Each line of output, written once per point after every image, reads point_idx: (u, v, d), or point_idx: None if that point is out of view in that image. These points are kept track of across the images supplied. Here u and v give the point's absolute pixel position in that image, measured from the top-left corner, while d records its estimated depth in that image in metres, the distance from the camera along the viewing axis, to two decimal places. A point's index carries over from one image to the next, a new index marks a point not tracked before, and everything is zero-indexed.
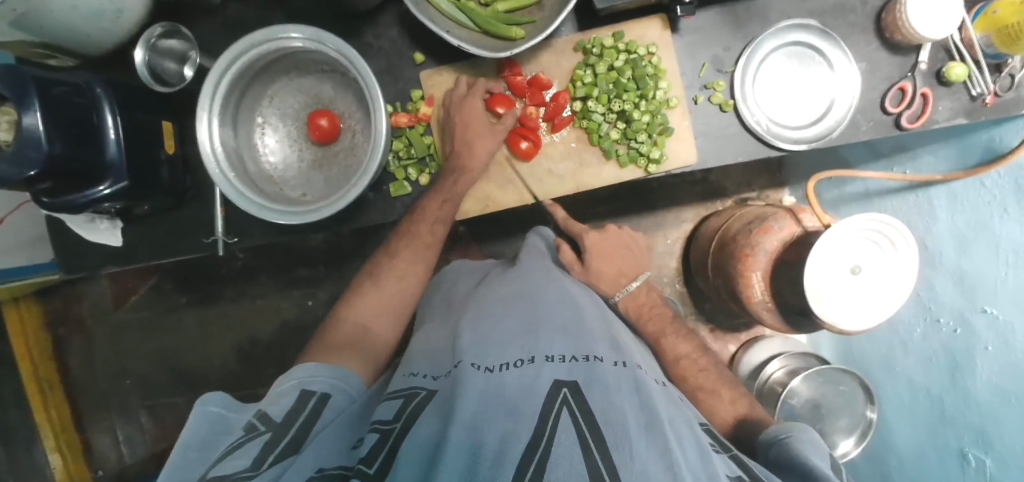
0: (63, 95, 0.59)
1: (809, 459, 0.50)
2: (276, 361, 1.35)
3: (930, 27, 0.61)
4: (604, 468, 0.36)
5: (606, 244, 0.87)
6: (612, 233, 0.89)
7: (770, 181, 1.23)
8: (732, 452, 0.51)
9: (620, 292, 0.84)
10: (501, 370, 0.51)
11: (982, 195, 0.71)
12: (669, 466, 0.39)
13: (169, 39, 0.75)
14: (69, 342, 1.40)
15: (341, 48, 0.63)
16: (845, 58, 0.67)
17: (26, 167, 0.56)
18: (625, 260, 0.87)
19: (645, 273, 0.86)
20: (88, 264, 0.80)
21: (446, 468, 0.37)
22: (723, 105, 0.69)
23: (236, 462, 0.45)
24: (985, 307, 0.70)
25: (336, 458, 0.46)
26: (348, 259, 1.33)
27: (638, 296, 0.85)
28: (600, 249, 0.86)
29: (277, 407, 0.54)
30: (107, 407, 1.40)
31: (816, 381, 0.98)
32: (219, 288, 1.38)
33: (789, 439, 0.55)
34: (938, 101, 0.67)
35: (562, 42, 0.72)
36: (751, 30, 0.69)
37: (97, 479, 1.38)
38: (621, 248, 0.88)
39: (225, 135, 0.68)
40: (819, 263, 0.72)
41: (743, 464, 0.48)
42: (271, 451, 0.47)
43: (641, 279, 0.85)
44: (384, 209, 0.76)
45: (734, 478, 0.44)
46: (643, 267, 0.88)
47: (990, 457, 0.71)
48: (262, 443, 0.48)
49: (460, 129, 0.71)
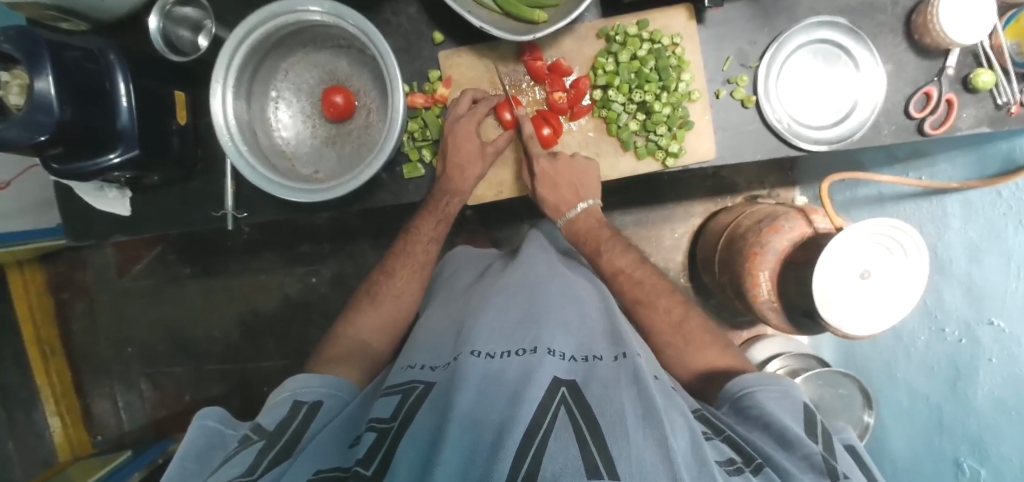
0: (74, 59, 0.58)
1: (786, 421, 0.50)
2: (277, 336, 1.36)
3: (961, 32, 0.59)
4: (599, 457, 0.37)
5: (557, 173, 0.72)
6: (562, 160, 0.72)
7: (781, 180, 1.22)
8: (725, 433, 0.50)
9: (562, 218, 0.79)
10: (501, 358, 0.51)
11: (997, 205, 0.70)
12: (665, 453, 0.39)
13: (184, 7, 0.74)
14: (71, 308, 1.41)
15: (361, 24, 0.61)
16: (872, 60, 0.66)
17: (36, 131, 0.55)
18: (573, 186, 0.74)
19: (590, 198, 0.76)
20: (95, 231, 0.80)
21: (444, 457, 0.37)
22: (745, 101, 0.68)
23: (230, 471, 0.45)
24: (992, 319, 0.70)
25: (335, 458, 0.46)
26: (353, 238, 1.32)
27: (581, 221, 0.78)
28: (545, 181, 0.73)
29: (270, 417, 0.56)
30: (107, 374, 1.41)
31: (817, 383, 0.96)
32: (223, 261, 1.38)
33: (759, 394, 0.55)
34: (963, 107, 0.66)
35: (584, 29, 0.71)
36: (778, 24, 0.68)
37: (97, 445, 1.40)
38: (568, 175, 0.73)
39: (238, 107, 0.67)
40: (828, 266, 0.71)
41: (737, 444, 0.48)
42: (266, 455, 0.48)
43: (585, 204, 0.76)
44: (396, 190, 0.76)
45: (724, 464, 0.44)
46: (590, 192, 0.75)
47: (985, 468, 0.73)
48: (254, 453, 0.49)
49: (450, 154, 0.71)
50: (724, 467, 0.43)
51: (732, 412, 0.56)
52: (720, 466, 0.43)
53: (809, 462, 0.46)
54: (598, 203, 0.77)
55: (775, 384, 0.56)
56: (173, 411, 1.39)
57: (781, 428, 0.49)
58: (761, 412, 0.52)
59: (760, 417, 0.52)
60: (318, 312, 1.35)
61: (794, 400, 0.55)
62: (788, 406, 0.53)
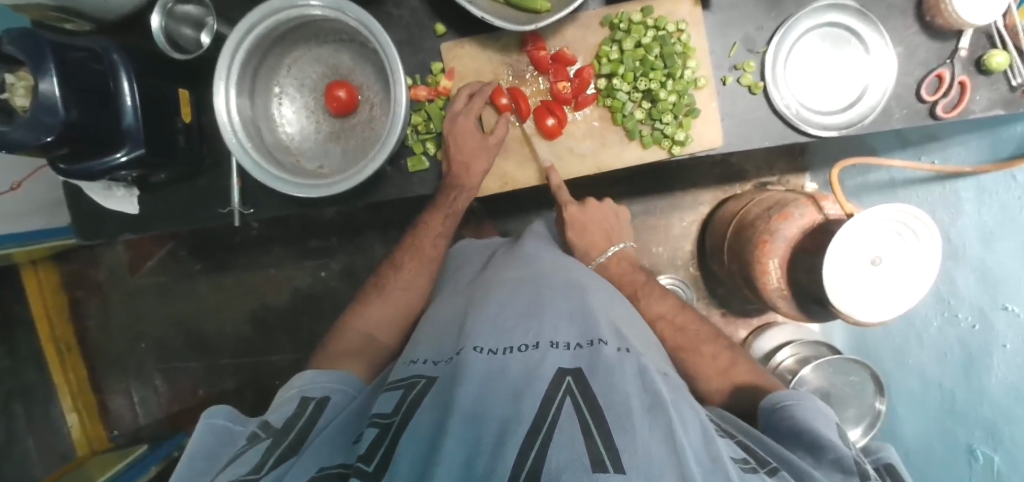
0: (78, 60, 0.58)
1: (821, 430, 0.51)
2: (288, 330, 1.37)
3: (974, 12, 0.58)
4: (604, 450, 0.36)
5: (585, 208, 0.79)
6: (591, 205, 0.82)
7: (791, 166, 1.21)
8: (739, 438, 0.50)
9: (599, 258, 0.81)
10: (504, 353, 0.52)
11: (1012, 189, 0.69)
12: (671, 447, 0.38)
13: (186, 5, 0.74)
14: (86, 306, 1.43)
15: (361, 18, 0.61)
16: (882, 42, 0.65)
17: (42, 132, 0.55)
18: (602, 225, 0.82)
19: (621, 241, 0.83)
20: (104, 231, 0.81)
21: (445, 454, 0.38)
22: (752, 87, 0.67)
23: (235, 470, 0.46)
24: (1006, 304, 0.69)
25: (337, 453, 0.47)
26: (361, 232, 1.32)
27: (616, 263, 0.81)
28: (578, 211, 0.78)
29: (279, 415, 0.56)
30: (123, 371, 1.43)
31: (828, 371, 0.96)
32: (233, 257, 1.39)
33: (795, 406, 0.55)
34: (975, 90, 0.64)
35: (588, 17, 0.71)
36: (786, 9, 0.66)
37: (114, 439, 1.43)
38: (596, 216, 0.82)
39: (243, 105, 0.67)
40: (839, 255, 0.70)
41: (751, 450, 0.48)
42: (273, 453, 0.49)
43: (618, 246, 0.82)
44: (400, 184, 0.76)
45: (739, 461, 0.44)
46: (620, 234, 0.83)
47: (999, 454, 0.72)
48: (262, 450, 0.50)
49: (454, 153, 0.71)
50: (739, 465, 0.43)
51: (768, 429, 0.56)
52: (736, 463, 0.43)
53: (839, 466, 0.47)
54: (627, 246, 0.83)
55: (810, 399, 0.56)
56: (187, 405, 1.41)
57: (814, 438, 0.50)
58: (793, 423, 0.53)
59: (793, 428, 0.52)
60: (328, 306, 1.36)
61: (829, 417, 0.55)
62: (826, 422, 0.53)
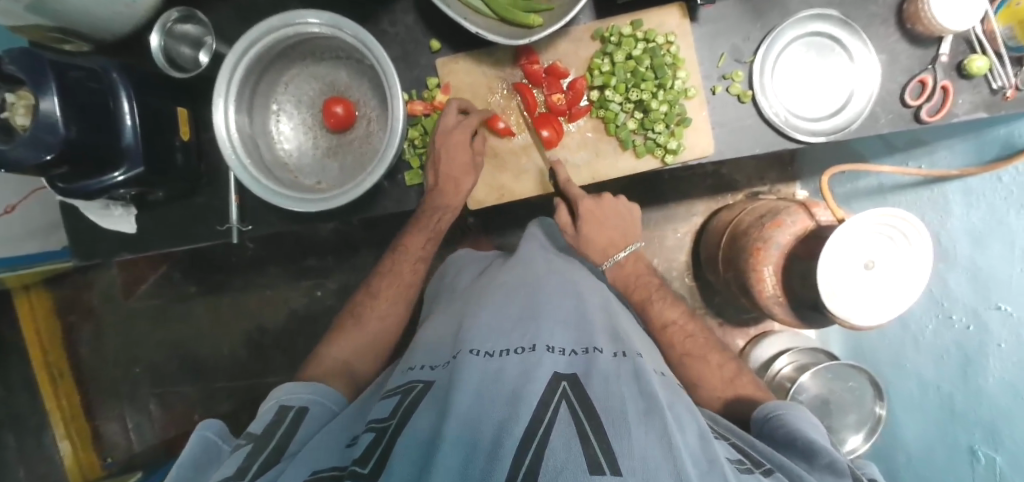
0: (77, 80, 0.58)
1: (811, 435, 0.51)
2: (284, 350, 1.36)
3: (952, 19, 0.60)
4: (600, 452, 0.36)
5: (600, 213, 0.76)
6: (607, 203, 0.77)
7: (782, 175, 1.23)
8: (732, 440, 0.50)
9: (608, 262, 0.78)
10: (501, 355, 0.51)
11: (998, 190, 0.70)
12: (667, 448, 0.38)
13: (185, 24, 0.76)
14: (79, 330, 1.41)
15: (358, 34, 0.62)
16: (865, 50, 0.67)
17: (42, 150, 0.55)
18: (617, 230, 0.77)
19: (635, 241, 0.79)
20: (100, 250, 0.81)
21: (442, 455, 0.37)
22: (741, 95, 0.69)
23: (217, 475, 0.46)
24: (999, 304, 0.69)
25: (331, 455, 0.46)
26: (357, 249, 1.32)
27: (626, 265, 0.79)
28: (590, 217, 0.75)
29: (258, 425, 0.55)
30: (115, 396, 1.41)
31: (825, 377, 0.97)
32: (228, 277, 1.38)
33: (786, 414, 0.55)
34: (958, 94, 0.66)
35: (579, 31, 0.72)
36: (771, 20, 0.68)
37: (105, 467, 1.39)
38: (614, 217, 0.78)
39: (241, 122, 0.68)
40: (832, 261, 0.71)
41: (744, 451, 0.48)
42: (255, 460, 0.48)
43: (631, 248, 0.78)
44: (398, 197, 0.77)
45: (734, 461, 0.44)
46: (634, 234, 0.79)
47: (999, 454, 0.72)
48: (244, 455, 0.49)
49: (447, 167, 0.71)
50: (735, 465, 0.43)
51: (762, 436, 0.56)
52: (732, 464, 0.43)
53: (832, 469, 0.47)
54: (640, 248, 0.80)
55: (798, 410, 0.56)
56: (180, 430, 1.38)
57: (805, 441, 0.50)
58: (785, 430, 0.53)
59: (784, 435, 0.52)
60: (324, 325, 1.35)
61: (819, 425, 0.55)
62: (816, 428, 0.53)
